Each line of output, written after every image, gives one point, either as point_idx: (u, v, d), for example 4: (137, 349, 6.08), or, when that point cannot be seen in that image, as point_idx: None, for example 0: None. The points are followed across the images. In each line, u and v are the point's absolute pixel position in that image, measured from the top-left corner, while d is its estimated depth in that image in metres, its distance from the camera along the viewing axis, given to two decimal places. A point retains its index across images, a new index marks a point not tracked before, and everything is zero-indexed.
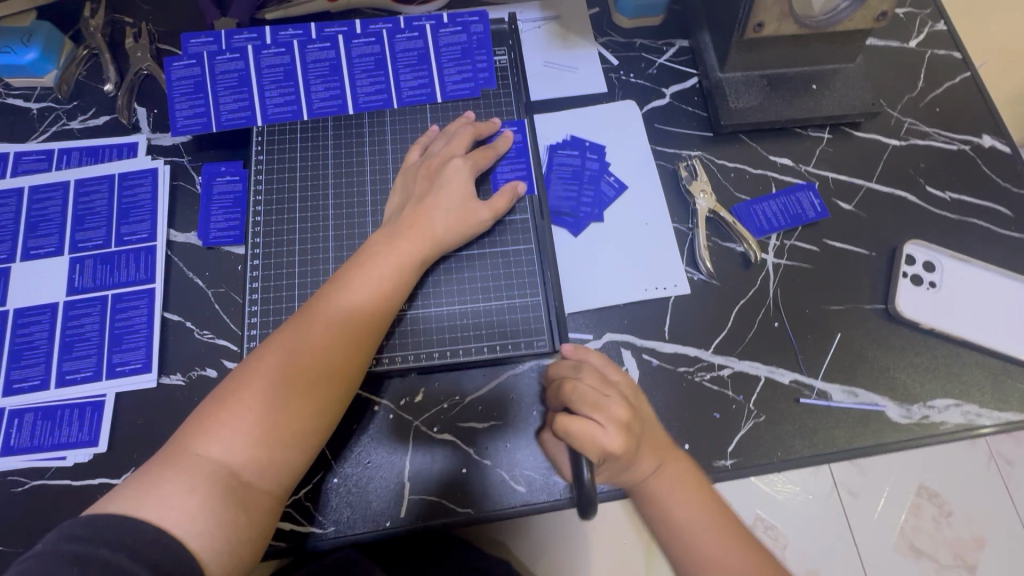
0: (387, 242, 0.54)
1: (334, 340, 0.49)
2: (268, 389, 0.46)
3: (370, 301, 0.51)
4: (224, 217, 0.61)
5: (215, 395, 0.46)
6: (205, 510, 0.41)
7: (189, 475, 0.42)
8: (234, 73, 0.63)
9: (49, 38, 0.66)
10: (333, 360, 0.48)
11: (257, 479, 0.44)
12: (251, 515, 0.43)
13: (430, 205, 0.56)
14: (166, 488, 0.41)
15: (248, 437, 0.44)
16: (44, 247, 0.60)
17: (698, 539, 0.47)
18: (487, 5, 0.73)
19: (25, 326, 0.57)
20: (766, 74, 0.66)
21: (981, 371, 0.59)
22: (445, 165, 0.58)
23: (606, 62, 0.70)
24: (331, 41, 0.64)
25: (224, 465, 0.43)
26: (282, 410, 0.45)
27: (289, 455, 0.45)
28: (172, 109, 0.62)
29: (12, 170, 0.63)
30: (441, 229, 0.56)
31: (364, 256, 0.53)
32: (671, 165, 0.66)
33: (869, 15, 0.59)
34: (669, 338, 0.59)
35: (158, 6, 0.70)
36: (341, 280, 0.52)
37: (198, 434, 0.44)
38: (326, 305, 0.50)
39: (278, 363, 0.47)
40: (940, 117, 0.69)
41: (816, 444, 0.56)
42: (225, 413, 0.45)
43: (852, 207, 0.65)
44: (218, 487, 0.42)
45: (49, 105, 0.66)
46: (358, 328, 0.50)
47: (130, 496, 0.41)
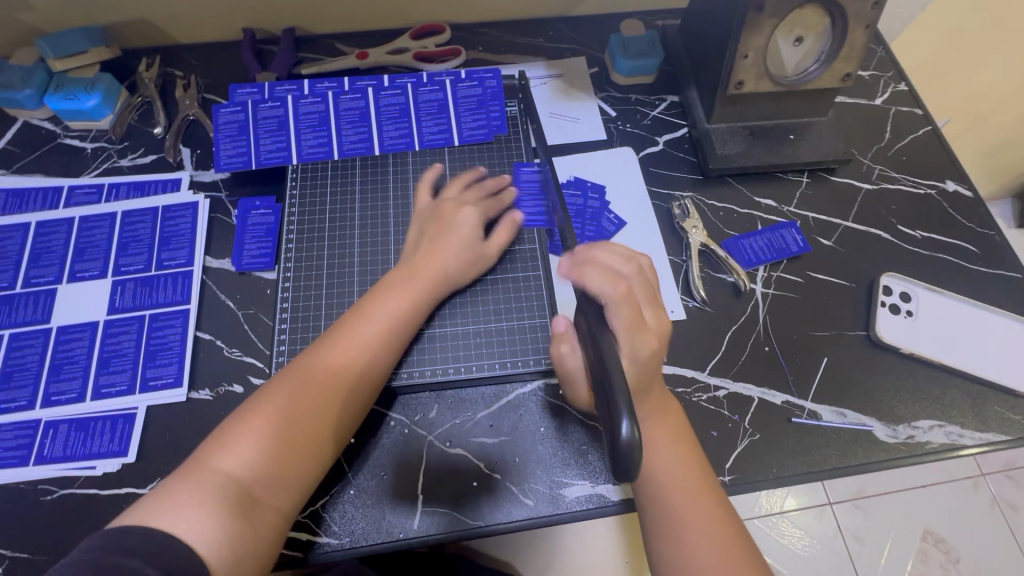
0: (403, 278, 0.59)
1: (347, 366, 0.53)
2: (287, 405, 0.50)
3: (385, 330, 0.56)
4: (257, 246, 0.66)
5: (233, 414, 0.50)
6: (214, 522, 0.43)
7: (201, 487, 0.45)
8: (274, 118, 0.70)
9: (110, 86, 0.74)
10: (345, 386, 0.52)
11: (267, 495, 0.47)
12: (258, 531, 0.45)
13: (442, 246, 0.61)
14: (178, 502, 0.44)
15: (260, 453, 0.47)
16: (89, 270, 0.65)
17: (678, 492, 0.49)
18: (499, 63, 0.82)
19: (66, 342, 0.61)
20: (749, 125, 0.74)
21: (961, 394, 0.63)
22: (459, 209, 0.64)
23: (605, 114, 0.79)
24: (362, 91, 0.72)
25: (235, 479, 0.46)
26: (297, 433, 0.49)
27: (299, 473, 0.49)
28: (217, 149, 0.69)
29: (65, 201, 0.69)
30: (453, 268, 0.61)
31: (382, 288, 0.58)
32: (666, 204, 0.73)
33: (836, 76, 0.68)
34: (667, 360, 0.63)
35: (207, 62, 0.80)
36: (358, 311, 0.56)
37: (217, 449, 0.47)
38: (347, 332, 0.55)
39: (295, 387, 0.51)
40: (907, 165, 0.76)
41: (809, 463, 0.59)
42: (242, 433, 0.48)
43: (831, 243, 0.71)
44: (228, 499, 0.45)
45: (103, 145, 0.73)
46: (372, 355, 0.54)
47: (143, 510, 0.43)
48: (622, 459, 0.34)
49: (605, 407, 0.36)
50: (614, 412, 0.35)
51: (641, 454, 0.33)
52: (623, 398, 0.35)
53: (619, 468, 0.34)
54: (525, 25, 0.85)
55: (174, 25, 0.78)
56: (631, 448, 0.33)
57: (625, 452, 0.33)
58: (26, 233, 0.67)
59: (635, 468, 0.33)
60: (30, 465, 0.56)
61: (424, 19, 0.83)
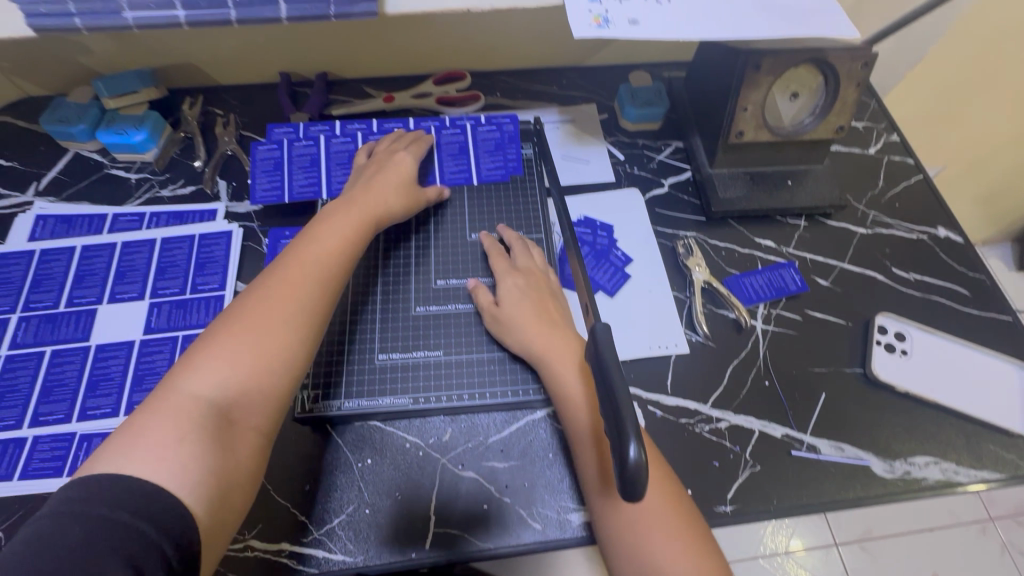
0: (343, 208, 0.65)
1: (300, 280, 0.57)
2: (250, 324, 0.53)
3: (332, 246, 0.61)
4: None
5: (189, 351, 0.52)
6: (195, 453, 0.45)
7: (175, 415, 0.47)
8: (308, 156, 0.76)
9: (157, 123, 0.80)
10: (304, 296, 0.56)
11: (239, 415, 0.50)
12: (234, 453, 0.48)
13: (381, 183, 0.69)
14: (151, 439, 0.45)
15: (228, 373, 0.50)
16: (128, 292, 0.69)
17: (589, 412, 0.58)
18: (516, 108, 0.88)
19: (103, 359, 0.65)
20: (749, 171, 0.78)
21: (955, 432, 0.65)
22: (390, 156, 0.72)
23: (613, 157, 0.84)
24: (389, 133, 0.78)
25: (207, 401, 0.48)
26: (258, 349, 0.52)
27: (268, 388, 0.51)
28: (253, 183, 0.74)
29: (109, 227, 0.74)
30: (388, 198, 0.68)
31: (323, 219, 0.64)
32: (670, 243, 0.77)
33: (830, 128, 0.73)
34: (671, 392, 0.66)
35: (245, 103, 0.86)
36: (303, 237, 0.61)
37: (184, 375, 0.49)
38: (299, 255, 0.59)
39: (249, 307, 0.54)
40: (900, 211, 0.81)
41: (809, 495, 0.61)
42: (202, 359, 0.50)
43: (828, 283, 0.74)
44: (201, 424, 0.47)
45: (146, 176, 0.79)
46: (327, 271, 0.59)
47: (112, 458, 0.44)
48: (629, 483, 0.36)
49: (612, 430, 0.38)
50: (621, 437, 0.37)
51: (646, 479, 0.36)
52: (631, 423, 0.37)
53: (625, 487, 0.36)
54: (541, 74, 0.92)
55: (217, 68, 0.85)
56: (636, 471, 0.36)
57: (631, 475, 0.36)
58: (72, 256, 0.72)
59: (641, 488, 0.36)
60: (64, 476, 0.59)
61: (447, 68, 0.90)
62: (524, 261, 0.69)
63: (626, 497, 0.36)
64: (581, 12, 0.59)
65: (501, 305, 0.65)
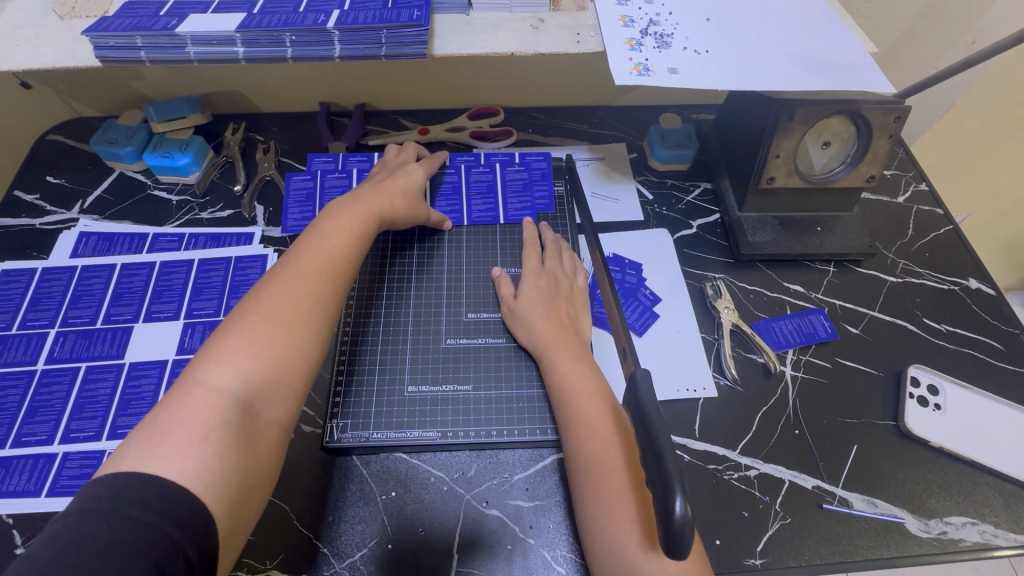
0: (352, 203, 0.65)
1: (316, 277, 0.56)
2: (269, 314, 0.52)
3: (344, 244, 0.61)
4: None
5: (208, 343, 0.50)
6: (221, 451, 0.44)
7: (199, 408, 0.45)
8: (340, 187, 0.79)
9: (200, 148, 0.83)
10: (321, 293, 0.56)
11: (265, 411, 0.48)
12: (258, 452, 0.47)
13: (388, 186, 0.70)
14: (177, 436, 0.43)
15: (250, 363, 0.49)
16: (164, 311, 0.71)
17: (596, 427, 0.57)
18: (548, 145, 0.90)
19: (136, 378, 0.66)
20: (777, 216, 0.79)
21: (992, 492, 0.63)
22: (403, 166, 0.75)
23: (642, 197, 0.85)
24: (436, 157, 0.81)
25: (232, 393, 0.47)
26: (283, 343, 0.51)
27: (291, 382, 0.51)
28: (286, 213, 0.77)
29: (148, 247, 0.76)
30: (397, 201, 0.69)
31: (329, 214, 0.64)
32: (699, 284, 0.77)
33: (861, 177, 0.74)
34: (699, 437, 0.65)
35: (286, 131, 0.89)
36: (314, 235, 0.61)
37: (206, 366, 0.48)
38: (311, 250, 0.59)
39: (267, 300, 0.53)
40: (930, 261, 0.80)
41: (841, 551, 0.60)
42: (224, 353, 0.49)
43: (859, 331, 0.74)
44: (227, 424, 0.45)
45: (186, 198, 0.81)
46: (339, 261, 0.59)
47: (136, 457, 0.41)
48: (675, 534, 0.36)
49: (657, 477, 0.38)
50: (667, 489, 0.37)
51: (692, 531, 0.35)
52: (677, 475, 0.37)
53: (670, 541, 0.36)
54: (572, 112, 0.94)
55: (261, 96, 0.88)
56: (684, 523, 0.35)
57: (678, 527, 0.35)
58: (112, 274, 0.73)
59: (689, 540, 0.36)
60: None
61: (481, 104, 0.92)
62: (552, 263, 0.72)
63: (669, 553, 0.36)
64: (621, 59, 0.60)
65: (518, 298, 0.68)
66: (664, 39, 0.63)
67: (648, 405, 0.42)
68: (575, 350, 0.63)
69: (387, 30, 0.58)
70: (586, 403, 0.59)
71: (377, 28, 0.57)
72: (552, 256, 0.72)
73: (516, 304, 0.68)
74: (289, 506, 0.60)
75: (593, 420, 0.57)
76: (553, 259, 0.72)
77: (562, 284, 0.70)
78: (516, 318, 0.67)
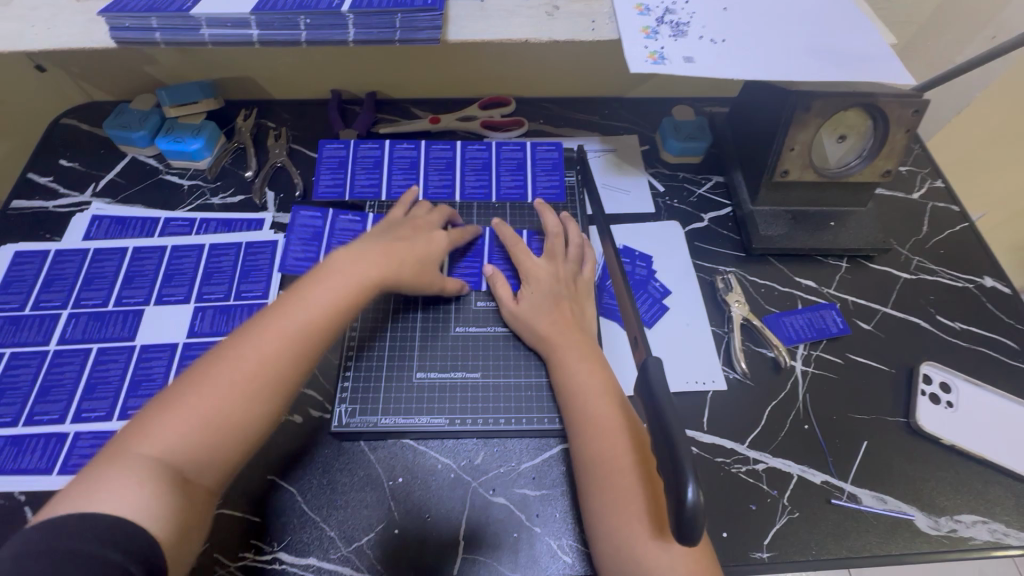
0: (351, 260, 0.60)
1: (279, 349, 0.52)
2: (215, 384, 0.50)
3: (322, 310, 0.55)
4: (302, 250, 0.72)
5: (160, 399, 0.49)
6: (151, 502, 0.43)
7: (135, 465, 0.45)
8: (311, 229, 0.73)
9: (212, 133, 0.83)
10: (277, 369, 0.52)
11: (196, 476, 0.47)
12: (192, 509, 0.46)
13: (401, 246, 0.64)
14: (109, 487, 0.43)
15: (188, 432, 0.47)
16: (175, 295, 0.71)
17: (597, 428, 0.57)
18: (559, 135, 0.89)
19: (147, 360, 0.66)
20: (791, 210, 0.78)
21: (1004, 491, 0.63)
22: (428, 229, 0.69)
23: (653, 189, 0.84)
24: (451, 144, 0.81)
25: (166, 461, 0.46)
26: (226, 420, 0.49)
27: (227, 454, 0.49)
28: (317, 179, 0.77)
29: (160, 231, 0.76)
30: (407, 266, 0.64)
31: (326, 269, 0.59)
32: (709, 277, 0.76)
33: (876, 171, 0.73)
34: (707, 429, 0.65)
35: (297, 118, 0.89)
36: (295, 293, 0.56)
37: (148, 429, 0.47)
38: (280, 315, 0.54)
39: (222, 371, 0.50)
40: (945, 258, 0.79)
41: (850, 548, 0.59)
42: (168, 419, 0.48)
43: (871, 327, 0.73)
44: (161, 478, 0.45)
45: (198, 183, 0.82)
46: (311, 331, 0.54)
47: (74, 499, 0.42)
48: (685, 523, 0.35)
49: (669, 466, 0.38)
50: (679, 477, 0.36)
51: (705, 521, 0.35)
52: (689, 464, 0.37)
53: (682, 530, 0.35)
54: (584, 103, 0.93)
55: (273, 83, 0.88)
56: (695, 512, 0.35)
57: (689, 516, 0.35)
58: (124, 257, 0.74)
59: (701, 529, 0.35)
60: None
61: (493, 93, 0.92)
62: (552, 253, 0.70)
63: (681, 541, 0.36)
64: (636, 47, 0.60)
65: (523, 294, 0.67)
66: (680, 28, 0.62)
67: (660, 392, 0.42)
68: (583, 352, 0.62)
69: (401, 14, 0.57)
70: (598, 402, 0.58)
71: (391, 12, 0.57)
72: (559, 246, 0.71)
73: (524, 297, 0.67)
74: (298, 489, 0.60)
75: (603, 418, 0.57)
76: (556, 248, 0.71)
77: (566, 278, 0.69)
78: (517, 314, 0.66)
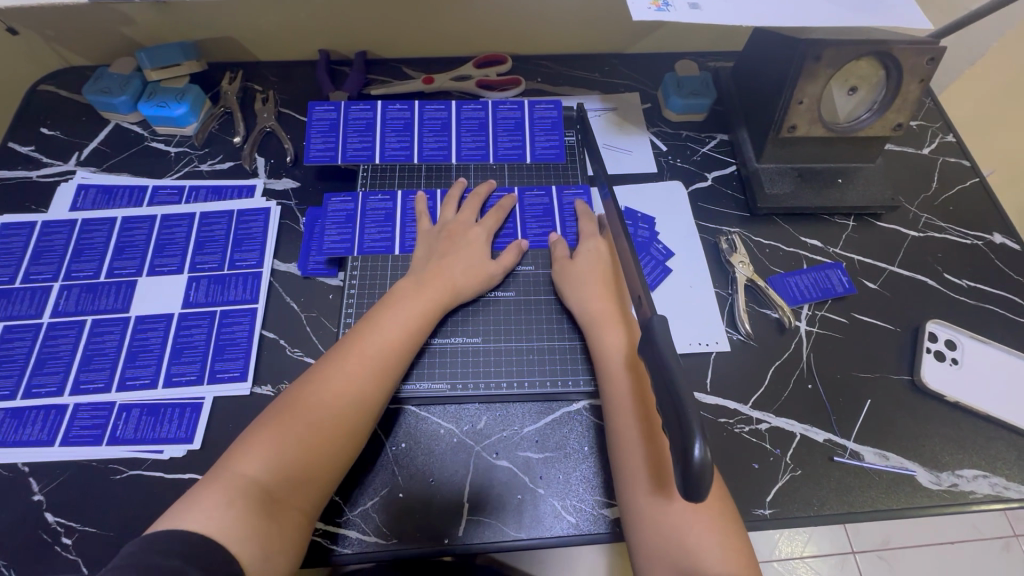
0: (416, 286, 0.63)
1: (360, 373, 0.56)
2: (299, 413, 0.53)
3: (397, 336, 0.59)
4: (337, 233, 0.70)
5: (253, 425, 0.54)
6: (241, 520, 0.47)
7: (230, 486, 0.49)
8: (343, 212, 0.71)
9: (197, 97, 0.79)
10: (359, 391, 0.55)
11: (286, 497, 0.50)
12: (281, 528, 0.49)
13: (452, 261, 0.65)
14: (206, 504, 0.47)
15: (277, 453, 0.51)
16: (167, 266, 0.69)
17: (630, 419, 0.55)
18: (557, 94, 0.86)
19: (142, 331, 0.65)
20: (798, 167, 0.76)
21: (1006, 445, 0.63)
22: (464, 231, 0.68)
23: (656, 148, 0.82)
24: (445, 104, 0.77)
25: (258, 481, 0.49)
26: (313, 442, 0.52)
27: (314, 476, 0.52)
28: (308, 143, 0.74)
29: (149, 200, 0.74)
30: (462, 279, 0.65)
31: (395, 299, 0.62)
32: (713, 238, 0.75)
33: (888, 125, 0.70)
34: (710, 391, 0.65)
35: (284, 79, 0.86)
36: (371, 320, 0.61)
37: (243, 451, 0.51)
38: (358, 343, 0.58)
39: (309, 396, 0.54)
40: (954, 215, 0.78)
41: (852, 503, 0.60)
42: (259, 441, 0.52)
43: (877, 286, 0.72)
44: (250, 500, 0.48)
45: (185, 150, 0.79)
46: (384, 364, 0.58)
47: (172, 517, 0.47)
48: (693, 479, 0.35)
49: (675, 423, 0.37)
50: (686, 431, 0.36)
51: (713, 475, 0.34)
52: (696, 419, 0.36)
53: (691, 485, 0.35)
54: (583, 60, 0.90)
55: (258, 44, 0.85)
56: (703, 468, 0.34)
57: (697, 472, 0.34)
58: (113, 227, 0.72)
59: (709, 483, 0.35)
60: (102, 444, 0.59)
61: (487, 50, 0.88)
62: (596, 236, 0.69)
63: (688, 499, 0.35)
64: None
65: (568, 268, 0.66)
66: None
67: (664, 349, 0.41)
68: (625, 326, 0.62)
69: None
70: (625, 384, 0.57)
71: None
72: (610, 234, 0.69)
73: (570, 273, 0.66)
74: None
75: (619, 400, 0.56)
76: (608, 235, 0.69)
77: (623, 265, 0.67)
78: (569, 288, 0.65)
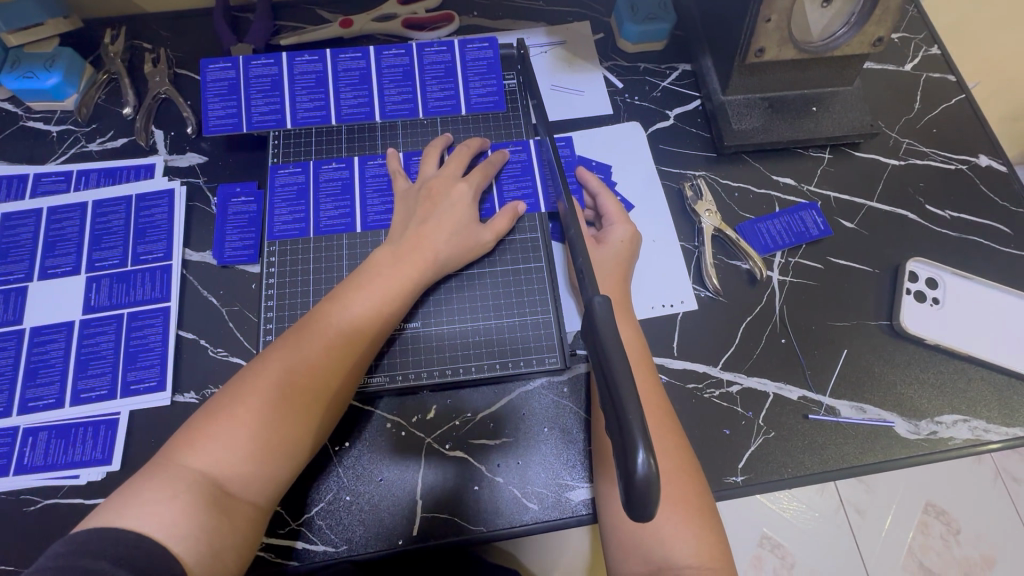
0: (389, 256, 0.55)
1: (330, 362, 0.49)
2: (259, 401, 0.47)
3: (370, 318, 0.52)
4: (289, 211, 0.62)
5: (203, 412, 0.47)
6: (189, 515, 0.41)
7: (177, 479, 0.43)
8: (294, 186, 0.63)
9: (71, 63, 0.68)
10: (329, 382, 0.49)
11: (240, 490, 0.45)
12: (234, 523, 0.44)
13: (433, 227, 0.57)
14: (149, 498, 0.42)
15: (233, 450, 0.45)
16: (61, 266, 0.61)
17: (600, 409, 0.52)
18: (496, 30, 0.75)
19: (41, 344, 0.58)
20: (768, 97, 0.68)
21: (987, 386, 0.60)
22: (448, 187, 0.59)
23: (610, 85, 0.72)
24: (363, 51, 0.66)
25: (210, 477, 0.44)
26: (274, 437, 0.46)
27: (275, 472, 0.46)
28: (205, 109, 0.64)
29: (32, 190, 0.64)
30: (440, 247, 0.56)
31: (366, 272, 0.54)
32: (677, 184, 0.68)
33: (866, 40, 0.61)
34: (678, 355, 0.60)
35: (177, 34, 0.73)
36: (340, 297, 0.53)
37: (192, 445, 0.45)
38: (326, 326, 0.51)
39: (273, 382, 0.47)
40: (938, 138, 0.71)
41: (828, 460, 0.57)
42: (211, 434, 0.45)
43: (854, 225, 0.66)
44: (197, 494, 0.43)
45: (68, 128, 0.68)
46: (357, 350, 0.51)
47: (109, 511, 0.41)
48: (638, 496, 0.30)
49: (615, 424, 0.32)
50: (628, 439, 0.31)
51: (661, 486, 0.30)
52: (637, 424, 0.31)
53: (636, 502, 0.30)
54: None
55: None
56: (647, 482, 0.30)
57: (642, 488, 0.30)
58: None
59: (656, 496, 0.30)
60: (10, 475, 0.53)
61: None
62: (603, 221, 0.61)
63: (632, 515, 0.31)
64: None
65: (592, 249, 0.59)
66: None
67: (606, 338, 0.36)
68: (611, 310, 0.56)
69: None
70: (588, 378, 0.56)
71: None
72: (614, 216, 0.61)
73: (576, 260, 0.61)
74: None
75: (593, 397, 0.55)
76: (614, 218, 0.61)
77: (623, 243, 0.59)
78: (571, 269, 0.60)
